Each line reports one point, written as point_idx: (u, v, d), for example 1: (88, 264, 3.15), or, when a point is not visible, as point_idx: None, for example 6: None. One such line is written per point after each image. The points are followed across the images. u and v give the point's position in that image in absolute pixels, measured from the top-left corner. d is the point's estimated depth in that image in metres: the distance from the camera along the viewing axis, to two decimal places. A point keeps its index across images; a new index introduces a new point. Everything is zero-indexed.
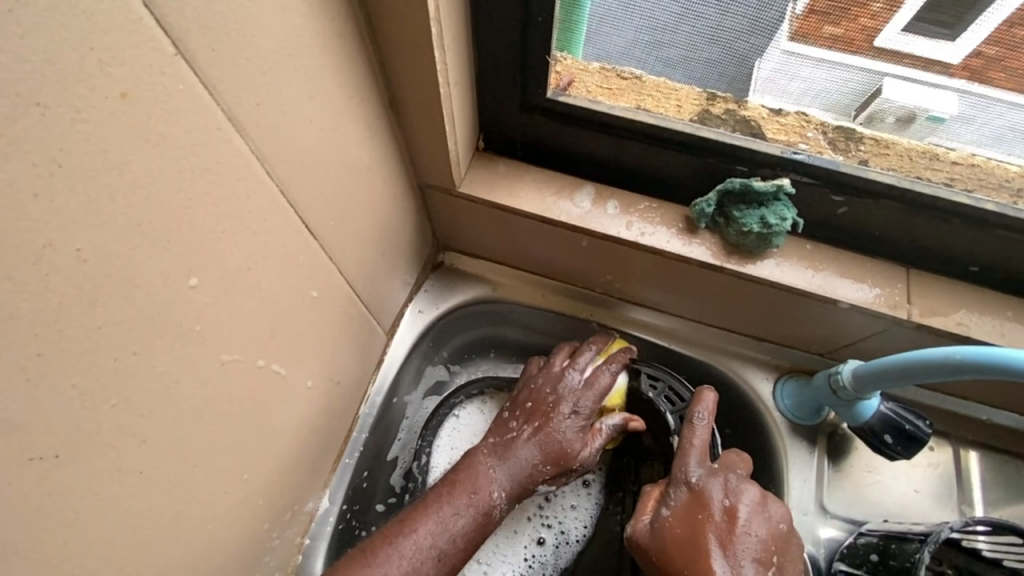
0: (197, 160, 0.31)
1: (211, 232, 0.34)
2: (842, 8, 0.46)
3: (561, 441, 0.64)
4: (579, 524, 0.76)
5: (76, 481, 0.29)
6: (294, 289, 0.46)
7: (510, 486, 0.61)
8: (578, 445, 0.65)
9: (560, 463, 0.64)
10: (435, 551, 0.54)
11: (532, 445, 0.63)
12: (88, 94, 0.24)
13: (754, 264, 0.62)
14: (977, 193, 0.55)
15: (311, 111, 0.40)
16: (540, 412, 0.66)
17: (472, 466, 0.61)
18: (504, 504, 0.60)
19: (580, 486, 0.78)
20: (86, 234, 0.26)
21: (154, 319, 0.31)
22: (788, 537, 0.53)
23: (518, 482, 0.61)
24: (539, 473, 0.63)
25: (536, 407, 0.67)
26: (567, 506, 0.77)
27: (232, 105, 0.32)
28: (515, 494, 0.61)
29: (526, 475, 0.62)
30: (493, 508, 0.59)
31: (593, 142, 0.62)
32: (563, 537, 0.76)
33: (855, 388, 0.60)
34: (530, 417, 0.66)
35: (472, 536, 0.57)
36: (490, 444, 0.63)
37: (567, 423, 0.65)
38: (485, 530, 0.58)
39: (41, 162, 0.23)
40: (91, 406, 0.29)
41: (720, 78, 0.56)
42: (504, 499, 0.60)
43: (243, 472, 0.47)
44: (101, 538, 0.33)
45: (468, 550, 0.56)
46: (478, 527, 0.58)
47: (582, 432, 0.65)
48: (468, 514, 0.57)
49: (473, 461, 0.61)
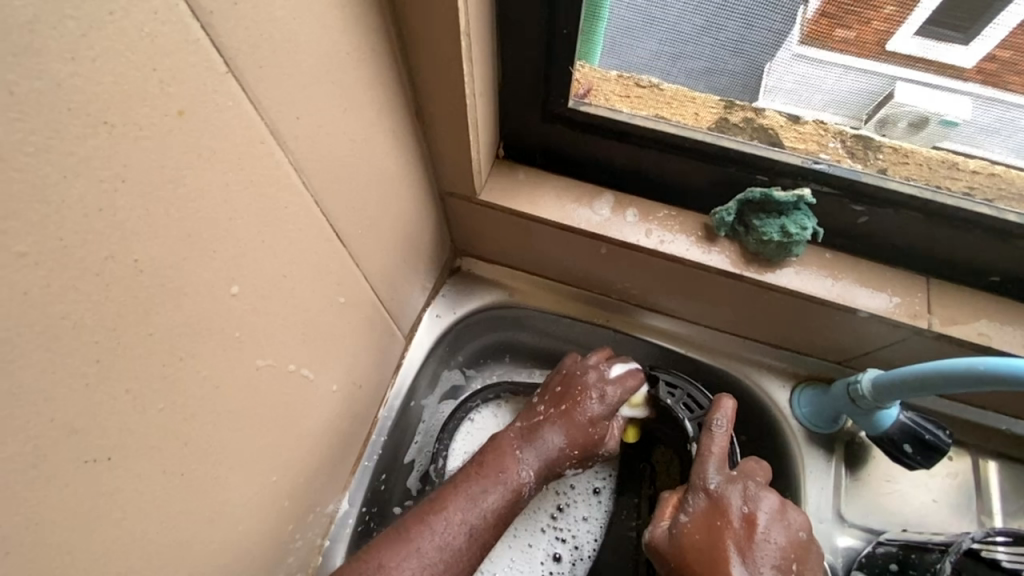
0: (242, 174, 0.32)
1: (251, 242, 0.35)
2: (855, 11, 0.46)
3: (588, 427, 0.66)
4: (591, 537, 0.77)
5: (124, 482, 0.30)
6: (324, 296, 0.47)
7: (539, 468, 0.63)
8: (603, 433, 0.68)
9: (585, 449, 0.67)
10: (465, 526, 0.55)
11: (559, 429, 0.65)
12: (149, 113, 0.25)
13: (773, 272, 0.62)
14: (999, 202, 0.55)
15: (345, 123, 0.41)
16: (568, 396, 0.67)
17: (500, 448, 0.62)
18: (531, 483, 0.62)
19: (591, 494, 0.79)
20: (142, 245, 0.27)
21: (200, 326, 0.32)
22: (807, 545, 0.53)
23: (546, 464, 0.63)
24: (566, 457, 0.65)
25: (565, 391, 0.68)
26: (579, 517, 0.78)
27: (274, 119, 0.33)
28: (542, 474, 0.63)
29: (554, 458, 0.64)
30: (521, 487, 0.60)
31: (613, 150, 0.63)
32: (577, 551, 0.76)
33: (874, 397, 0.61)
34: (559, 402, 0.67)
35: (502, 511, 0.58)
36: (517, 428, 0.65)
37: (593, 409, 0.67)
38: (514, 507, 0.60)
39: (106, 178, 0.24)
40: (141, 410, 0.30)
41: (742, 91, 0.57)
42: (531, 478, 0.62)
43: (271, 474, 0.48)
44: (145, 537, 0.34)
45: (498, 524, 0.57)
46: (508, 503, 0.59)
47: (607, 420, 0.68)
48: (498, 491, 0.58)
49: (500, 444, 0.63)
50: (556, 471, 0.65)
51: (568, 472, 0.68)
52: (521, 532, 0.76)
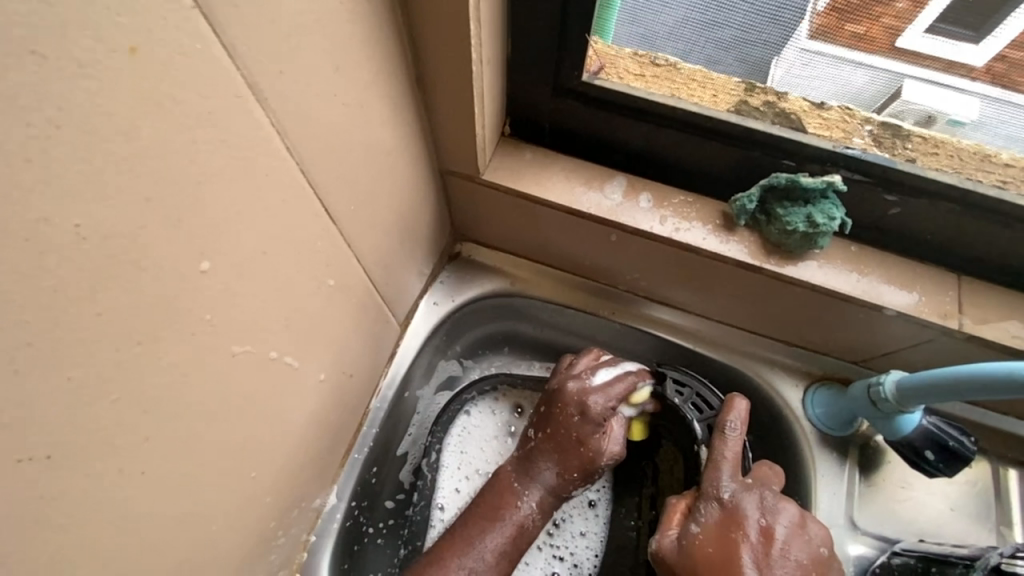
0: (214, 132, 0.28)
1: (224, 212, 0.30)
2: (867, 7, 0.44)
3: (579, 446, 0.63)
4: (591, 553, 0.73)
5: (69, 484, 0.26)
6: (310, 277, 0.43)
7: (537, 495, 0.62)
8: (597, 445, 0.64)
9: (585, 467, 0.64)
10: (466, 569, 0.57)
11: (549, 456, 0.64)
12: (93, 47, 0.21)
13: (795, 265, 0.58)
14: None
15: (336, 83, 0.37)
16: (550, 418, 0.65)
17: (500, 485, 0.63)
18: (536, 514, 0.62)
19: (586, 507, 0.75)
20: (84, 209, 0.22)
21: (160, 306, 0.28)
22: (828, 562, 0.50)
23: (545, 492, 0.63)
24: (568, 481, 0.63)
25: (547, 412, 0.66)
26: (576, 532, 0.74)
27: (255, 71, 0.29)
28: (548, 504, 0.63)
29: (553, 485, 0.63)
30: (525, 521, 0.61)
31: (628, 129, 0.59)
32: (576, 569, 0.72)
33: (898, 401, 0.57)
34: (543, 424, 0.65)
35: (506, 548, 0.59)
36: (513, 461, 0.65)
37: (576, 425, 0.64)
38: (521, 541, 0.61)
39: (36, 123, 0.20)
40: (90, 402, 0.26)
41: (778, 58, 0.52)
42: (534, 509, 0.62)
43: (251, 469, 0.44)
44: (98, 543, 0.30)
45: (503, 562, 0.59)
46: (513, 539, 0.60)
47: (600, 433, 0.64)
48: (499, 530, 0.60)
49: (500, 480, 0.64)
50: (565, 495, 0.64)
51: (576, 491, 0.65)
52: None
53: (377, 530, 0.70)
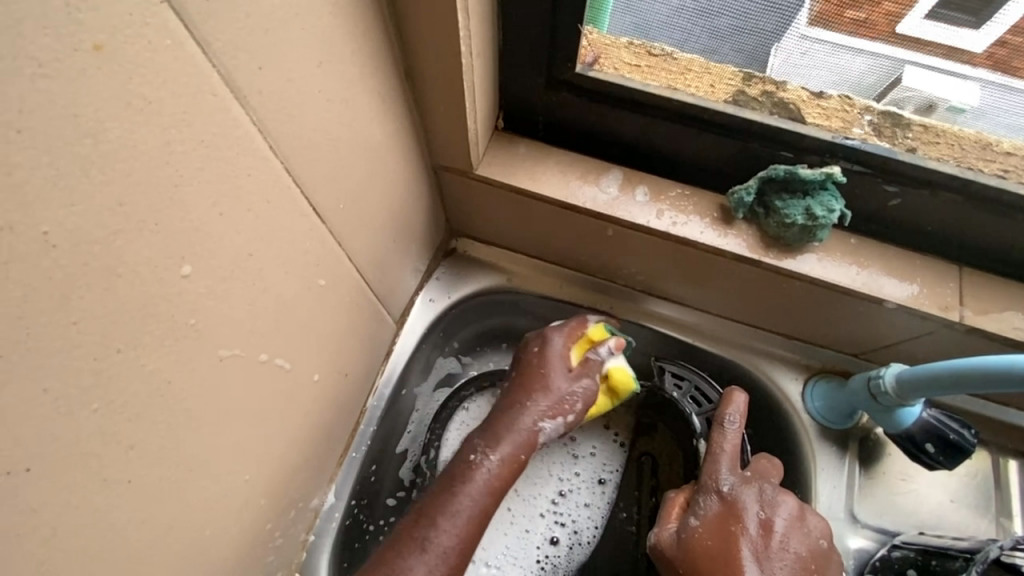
0: (188, 132, 0.27)
1: (205, 214, 0.29)
2: None
3: (538, 377, 0.61)
4: (592, 523, 0.73)
5: (49, 496, 0.26)
6: (299, 278, 0.42)
7: (497, 441, 0.57)
8: (558, 371, 0.62)
9: (549, 395, 0.60)
10: (421, 541, 0.51)
11: (512, 400, 0.61)
12: (53, 44, 0.19)
13: (793, 259, 0.57)
14: None
15: (321, 79, 0.36)
16: (516, 365, 0.64)
17: (463, 448, 0.59)
18: (498, 466, 0.56)
19: (594, 483, 0.75)
20: (52, 215, 0.21)
21: (140, 312, 0.27)
22: (827, 554, 0.50)
23: (503, 430, 0.58)
24: (534, 415, 0.59)
25: (514, 363, 0.65)
26: (580, 503, 0.74)
27: (230, 68, 0.28)
28: (514, 451, 0.57)
29: (514, 424, 0.59)
30: (486, 475, 0.56)
31: (622, 121, 0.58)
32: (576, 536, 0.73)
33: (898, 394, 0.56)
34: (510, 374, 0.64)
35: (466, 511, 0.53)
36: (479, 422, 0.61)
37: (535, 361, 0.62)
38: (484, 499, 0.55)
39: None
40: (67, 413, 0.25)
41: (775, 49, 0.50)
42: (496, 461, 0.57)
43: (244, 472, 0.43)
44: (84, 554, 0.29)
45: (467, 529, 0.53)
46: (473, 497, 0.54)
47: (563, 368, 0.62)
48: (458, 492, 0.54)
49: (464, 444, 0.59)
50: (535, 438, 0.59)
51: (545, 425, 0.59)
52: (518, 519, 0.73)
53: (377, 528, 0.70)
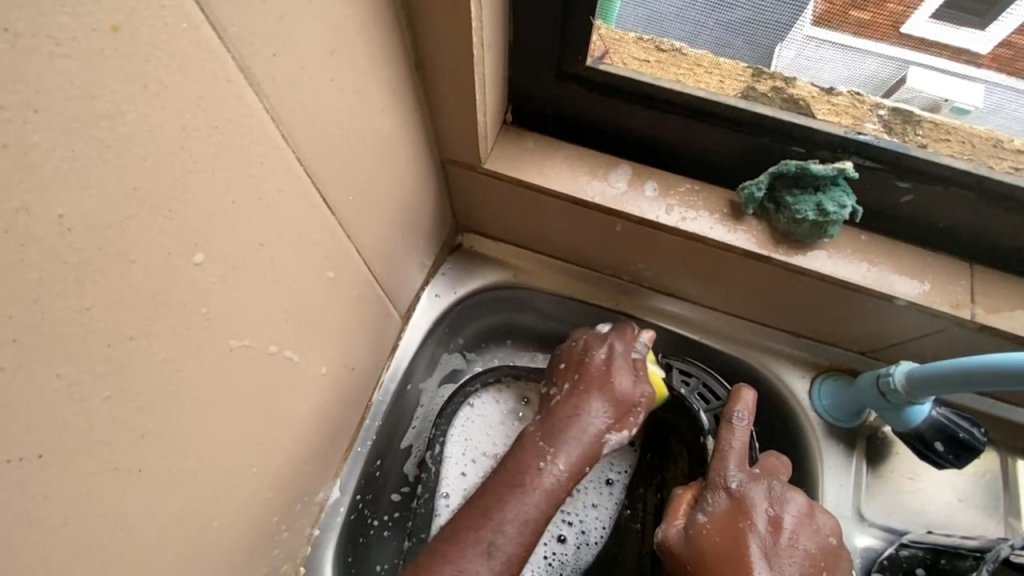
0: (203, 118, 0.26)
1: (218, 201, 0.29)
2: None
3: (604, 384, 0.60)
4: (599, 524, 0.73)
5: (61, 484, 0.25)
6: (309, 270, 0.42)
7: (564, 449, 0.56)
8: (623, 379, 0.61)
9: (618, 405, 0.60)
10: (486, 544, 0.49)
11: (579, 406, 0.59)
12: (70, 24, 0.19)
13: (804, 255, 0.57)
14: None
15: (333, 68, 0.36)
16: (574, 369, 0.63)
17: (524, 450, 0.56)
18: (566, 475, 0.55)
19: (603, 484, 0.75)
20: (68, 198, 0.21)
21: (153, 299, 0.27)
22: (837, 552, 0.50)
23: (569, 435, 0.57)
24: (602, 424, 0.58)
25: (569, 365, 0.64)
26: (588, 503, 0.74)
27: (245, 54, 0.28)
28: (581, 460, 0.56)
29: (579, 430, 0.57)
30: (553, 484, 0.54)
31: (631, 116, 0.57)
32: (584, 536, 0.73)
33: (907, 392, 0.56)
34: (567, 376, 0.63)
35: (531, 517, 0.52)
36: (537, 424, 0.59)
37: (598, 367, 0.62)
38: (547, 508, 0.53)
39: (11, 106, 0.18)
40: (80, 400, 0.25)
41: (786, 41, 0.50)
42: (564, 471, 0.55)
43: (253, 464, 0.43)
44: (94, 543, 0.29)
45: (527, 534, 0.51)
46: (539, 506, 0.53)
47: (627, 375, 0.61)
48: (525, 500, 0.52)
49: (524, 445, 0.57)
50: (601, 448, 0.58)
51: (611, 437, 0.58)
52: None
53: (381, 523, 0.70)
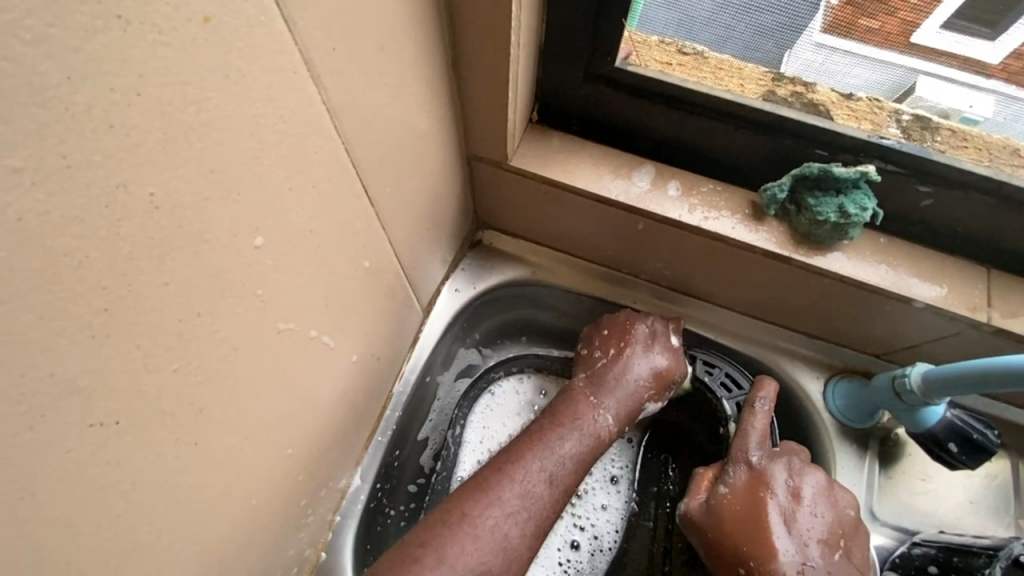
0: (271, 107, 0.28)
1: (278, 187, 0.31)
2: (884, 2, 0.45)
3: (649, 350, 0.63)
4: (611, 527, 0.74)
5: (133, 449, 0.27)
6: (348, 259, 0.43)
7: (613, 402, 0.60)
8: (665, 348, 0.64)
9: (661, 373, 0.63)
10: (546, 473, 0.52)
11: (625, 366, 0.62)
12: (171, 14, 0.21)
13: (824, 256, 0.58)
14: None
15: (382, 64, 0.37)
16: (619, 334, 0.65)
17: (576, 398, 0.60)
18: (613, 427, 0.59)
19: (608, 482, 0.76)
20: (157, 178, 0.23)
21: (217, 279, 0.28)
22: (856, 523, 0.51)
23: (616, 389, 0.61)
24: (646, 385, 0.62)
25: (614, 330, 0.65)
26: (598, 505, 0.75)
27: (309, 47, 0.29)
28: (625, 417, 0.60)
29: (626, 387, 0.61)
30: (603, 432, 0.58)
31: (656, 117, 0.59)
32: (597, 542, 0.73)
33: (923, 391, 0.57)
34: (611, 343, 0.65)
35: (583, 456, 0.55)
36: (585, 378, 0.62)
37: (644, 336, 0.64)
38: (595, 453, 0.57)
39: (119, 89, 0.20)
40: (152, 370, 0.26)
41: (800, 45, 0.51)
42: (612, 422, 0.59)
43: (288, 445, 0.44)
44: (153, 510, 0.30)
45: (579, 471, 0.55)
46: (590, 448, 0.56)
47: (669, 344, 0.64)
48: (580, 441, 0.56)
49: (573, 394, 0.60)
50: (640, 408, 0.62)
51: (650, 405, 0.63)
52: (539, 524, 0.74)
53: (398, 513, 0.71)
